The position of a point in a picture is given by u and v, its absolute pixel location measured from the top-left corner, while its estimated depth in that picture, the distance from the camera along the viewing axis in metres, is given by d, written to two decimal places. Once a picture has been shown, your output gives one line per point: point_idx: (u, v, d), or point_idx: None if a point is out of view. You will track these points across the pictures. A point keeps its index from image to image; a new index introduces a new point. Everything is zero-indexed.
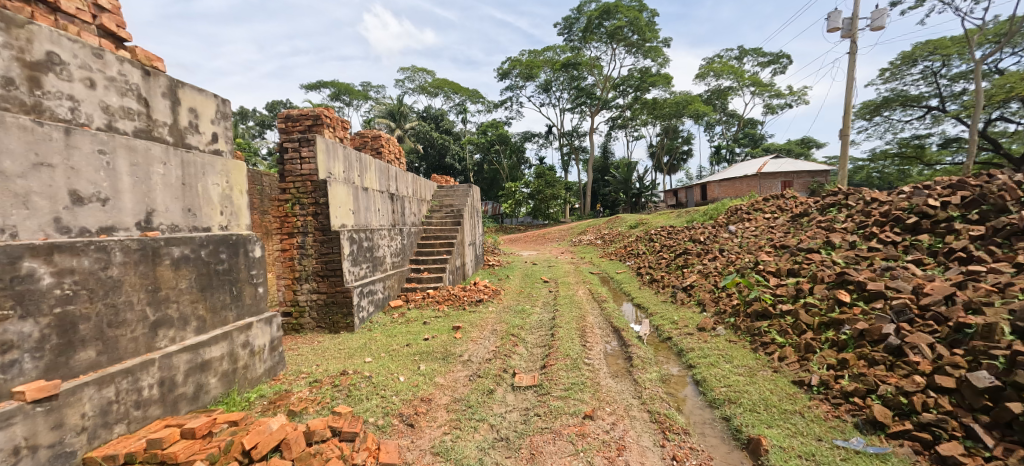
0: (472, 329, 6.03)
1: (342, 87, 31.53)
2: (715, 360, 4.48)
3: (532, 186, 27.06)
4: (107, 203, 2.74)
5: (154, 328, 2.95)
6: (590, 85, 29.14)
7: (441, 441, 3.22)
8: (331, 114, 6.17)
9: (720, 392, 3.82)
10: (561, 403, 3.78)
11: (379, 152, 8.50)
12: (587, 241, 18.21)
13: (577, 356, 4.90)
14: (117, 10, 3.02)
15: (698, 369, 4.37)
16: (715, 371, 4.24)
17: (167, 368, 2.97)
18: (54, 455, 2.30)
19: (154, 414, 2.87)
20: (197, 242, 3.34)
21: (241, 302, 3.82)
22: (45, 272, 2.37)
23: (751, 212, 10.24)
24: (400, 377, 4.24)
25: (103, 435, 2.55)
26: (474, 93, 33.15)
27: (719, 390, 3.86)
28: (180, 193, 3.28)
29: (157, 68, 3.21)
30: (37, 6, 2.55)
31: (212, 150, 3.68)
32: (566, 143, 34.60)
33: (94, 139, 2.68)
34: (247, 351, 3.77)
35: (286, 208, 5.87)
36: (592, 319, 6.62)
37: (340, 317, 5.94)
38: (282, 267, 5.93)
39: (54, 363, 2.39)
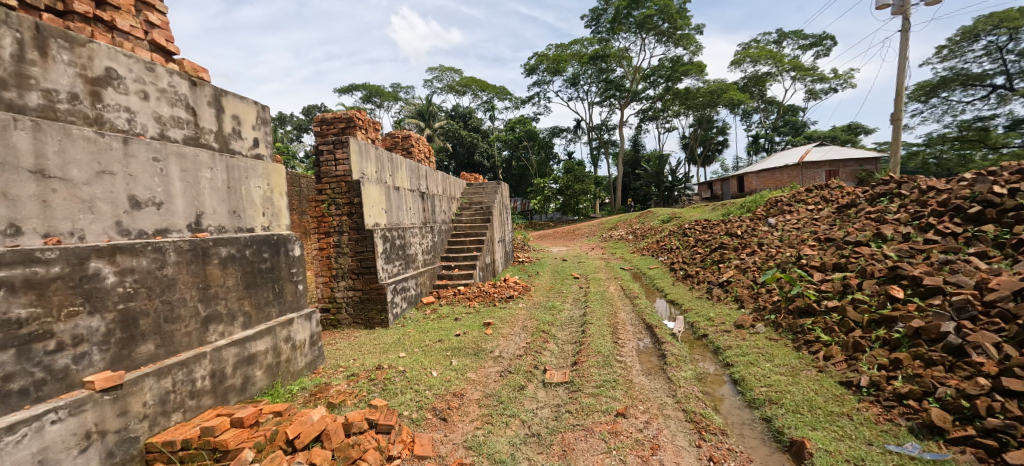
0: (503, 325, 6.08)
1: (373, 89, 32.33)
2: (754, 359, 4.33)
3: (561, 181, 26.91)
4: (162, 207, 2.92)
5: (204, 324, 3.14)
6: (619, 77, 28.63)
7: (474, 435, 3.27)
8: (363, 116, 6.34)
9: (760, 392, 3.70)
10: (593, 401, 3.76)
11: (410, 152, 8.67)
12: (618, 236, 17.94)
13: (609, 353, 4.85)
14: (165, 25, 3.20)
15: (736, 367, 4.25)
16: (755, 370, 4.10)
17: (217, 361, 3.15)
18: (120, 440, 2.48)
19: (207, 404, 3.05)
20: (242, 242, 3.52)
21: (282, 298, 4.00)
22: (110, 272, 2.54)
23: (792, 204, 9.81)
24: (433, 372, 4.33)
25: (162, 422, 2.73)
26: (501, 90, 33.23)
27: (759, 389, 3.74)
28: (225, 196, 3.46)
29: (202, 79, 3.39)
30: (96, 25, 2.73)
31: (254, 155, 3.86)
32: (595, 137, 34.16)
33: (149, 147, 2.86)
34: (289, 345, 3.95)
35: (323, 208, 6.08)
36: (624, 315, 6.54)
37: (375, 313, 6.11)
38: (320, 266, 6.16)
39: (119, 355, 2.57)
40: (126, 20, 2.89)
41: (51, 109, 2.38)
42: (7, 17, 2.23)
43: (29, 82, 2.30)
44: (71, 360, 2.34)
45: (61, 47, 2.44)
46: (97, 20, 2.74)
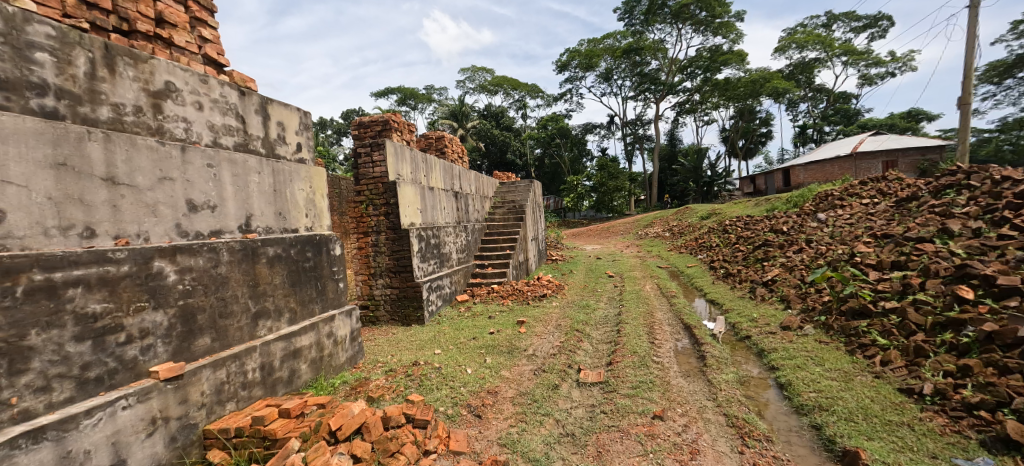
0: (536, 323, 6.10)
1: (407, 91, 33.05)
2: (802, 363, 4.15)
3: (594, 178, 26.60)
4: (215, 210, 3.12)
5: (254, 319, 3.33)
6: (654, 70, 27.98)
7: (508, 433, 3.31)
8: (399, 118, 6.51)
9: (809, 397, 3.54)
10: (629, 402, 3.71)
11: (443, 152, 8.83)
12: (653, 233, 17.55)
13: (645, 353, 4.77)
14: (216, 39, 3.42)
15: (783, 371, 4.08)
16: (803, 374, 3.93)
17: (266, 354, 3.34)
18: (181, 426, 2.68)
19: (257, 394, 3.25)
20: (287, 242, 3.72)
21: (324, 296, 4.18)
22: (171, 271, 2.74)
23: (844, 198, 9.28)
24: (468, 369, 4.41)
25: (218, 411, 2.92)
26: (533, 88, 33.17)
27: (808, 395, 3.58)
28: (272, 199, 3.66)
29: (249, 88, 3.59)
30: (156, 42, 2.95)
31: (298, 159, 4.05)
32: (630, 132, 33.52)
33: (203, 154, 3.06)
34: (331, 340, 4.14)
35: (361, 209, 6.30)
36: (662, 315, 6.40)
37: (411, 311, 6.27)
38: (359, 264, 6.38)
39: (180, 348, 2.78)
40: (181, 36, 3.11)
41: (119, 122, 2.58)
42: (81, 38, 2.42)
43: (100, 97, 2.49)
44: (139, 351, 2.54)
45: (127, 64, 2.64)
46: (157, 37, 2.96)
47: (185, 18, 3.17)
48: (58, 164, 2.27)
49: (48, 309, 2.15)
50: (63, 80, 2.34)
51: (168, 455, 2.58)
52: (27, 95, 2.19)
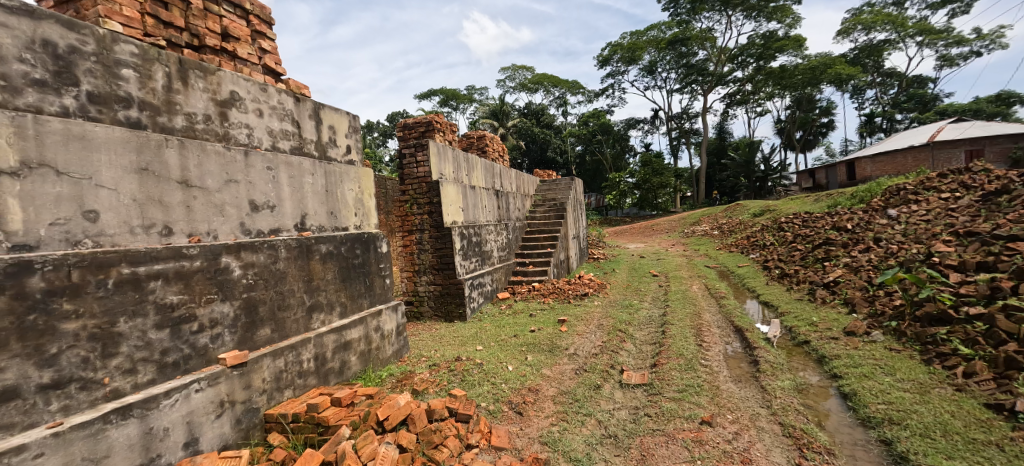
0: (578, 322, 6.06)
1: (449, 93, 33.70)
2: (869, 372, 3.88)
3: (637, 175, 25.99)
4: (274, 209, 3.35)
5: (308, 312, 3.55)
6: (702, 61, 26.91)
7: (549, 432, 3.32)
8: (442, 119, 6.66)
9: (877, 409, 3.31)
10: (675, 406, 3.63)
11: (485, 151, 8.95)
12: (701, 231, 16.92)
13: (693, 356, 4.63)
14: (274, 50, 3.65)
15: (846, 380, 3.83)
16: (870, 384, 3.68)
17: (320, 345, 3.55)
18: (246, 409, 2.90)
19: (312, 383, 3.46)
20: (338, 239, 3.93)
21: (372, 291, 4.37)
22: (236, 266, 2.97)
23: (919, 192, 8.53)
24: (509, 366, 4.47)
25: (277, 397, 3.13)
26: (574, 84, 32.84)
27: (876, 407, 3.34)
28: (324, 198, 3.87)
29: (304, 94, 3.81)
30: (222, 55, 3.19)
31: (347, 161, 4.26)
32: (675, 127, 32.45)
33: (263, 158, 3.28)
34: (379, 334, 4.33)
35: (406, 208, 6.50)
36: (711, 317, 6.17)
37: (453, 307, 6.41)
38: (404, 261, 6.59)
39: (244, 337, 3.01)
40: (244, 48, 3.35)
41: (191, 129, 2.81)
42: (160, 54, 2.65)
43: (175, 107, 2.72)
44: (209, 339, 2.77)
45: (197, 76, 2.88)
46: (223, 50, 3.21)
47: (248, 32, 3.42)
48: (141, 169, 2.49)
49: (134, 299, 2.37)
50: (145, 93, 2.57)
51: (234, 436, 2.81)
52: (115, 108, 2.42)
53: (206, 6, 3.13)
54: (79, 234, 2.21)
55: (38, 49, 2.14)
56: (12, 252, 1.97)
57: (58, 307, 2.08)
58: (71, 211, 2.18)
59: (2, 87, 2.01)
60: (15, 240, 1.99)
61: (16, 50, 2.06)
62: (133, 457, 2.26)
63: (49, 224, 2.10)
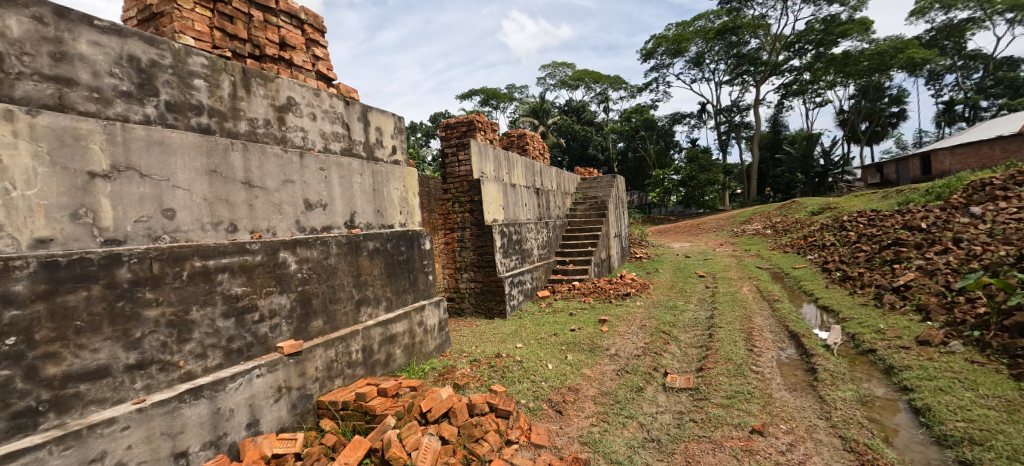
0: (619, 323, 5.99)
1: (490, 92, 33.99)
2: (945, 386, 3.58)
3: (683, 172, 25.13)
4: (326, 208, 3.54)
5: (357, 306, 3.73)
6: (754, 50, 25.60)
7: (589, 432, 3.31)
8: (483, 119, 6.77)
9: (955, 427, 3.05)
10: (722, 412, 3.50)
11: (525, 149, 9.00)
12: (752, 230, 16.12)
13: (743, 362, 4.44)
14: (327, 56, 3.86)
15: (919, 394, 3.55)
16: (946, 400, 3.39)
17: (367, 338, 3.72)
18: (301, 395, 3.09)
19: (360, 373, 3.63)
20: (384, 237, 4.10)
21: (416, 287, 4.52)
22: (292, 261, 3.17)
23: (1008, 188, 7.71)
24: (549, 364, 4.49)
25: (329, 385, 3.32)
26: (616, 80, 32.20)
27: (954, 425, 3.07)
28: (371, 197, 4.04)
29: (353, 98, 4.00)
30: (280, 63, 3.41)
31: (393, 161, 4.42)
32: (725, 121, 31.06)
33: (316, 159, 3.48)
34: (422, 329, 4.47)
35: (448, 206, 6.65)
36: (762, 321, 5.88)
37: (494, 304, 6.50)
38: (446, 259, 6.74)
39: (300, 328, 3.21)
40: (299, 56, 3.57)
41: (253, 134, 3.02)
42: (226, 64, 2.87)
43: (239, 113, 2.94)
44: (268, 329, 2.98)
45: (258, 83, 3.09)
46: (281, 59, 3.43)
47: (303, 40, 3.63)
48: (211, 171, 2.71)
49: (204, 290, 2.60)
50: (214, 101, 2.79)
51: (290, 419, 3.00)
52: (188, 115, 2.64)
53: (266, 17, 3.36)
54: (159, 230, 2.43)
55: (125, 64, 2.37)
56: (104, 246, 2.20)
57: (142, 296, 2.30)
58: (152, 210, 2.41)
59: (95, 99, 2.24)
60: (106, 235, 2.22)
61: (106, 66, 2.29)
62: (204, 435, 2.47)
63: (135, 221, 2.33)
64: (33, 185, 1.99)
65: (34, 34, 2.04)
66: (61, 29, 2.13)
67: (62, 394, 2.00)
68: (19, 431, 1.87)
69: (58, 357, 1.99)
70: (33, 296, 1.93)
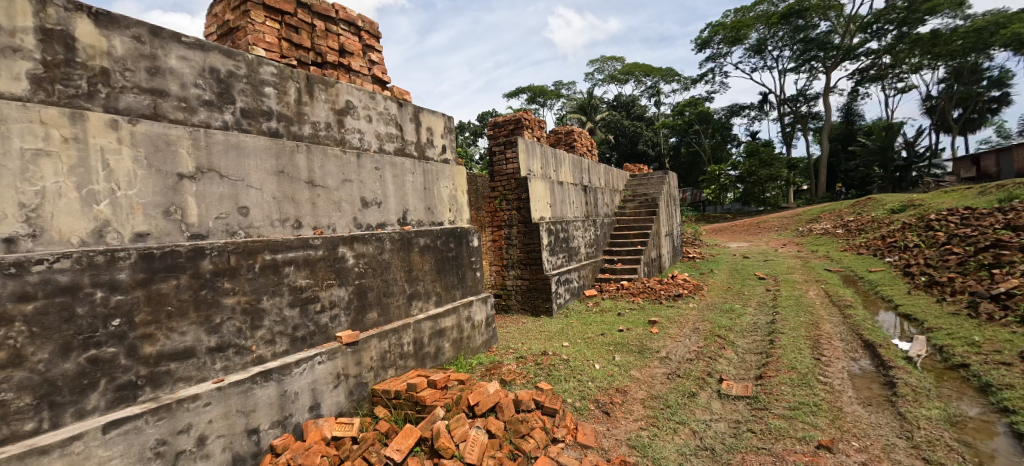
0: (670, 324, 5.82)
1: (537, 89, 33.94)
2: None
3: (741, 167, 23.79)
4: (381, 205, 3.72)
5: (409, 300, 3.89)
6: (824, 33, 23.74)
7: (638, 436, 3.26)
8: (531, 116, 6.80)
9: None
10: (785, 424, 3.32)
11: (573, 146, 8.93)
12: (820, 230, 14.98)
13: (809, 372, 4.17)
14: (382, 61, 4.04)
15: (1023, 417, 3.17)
16: None
17: (418, 331, 3.87)
18: (357, 383, 3.28)
19: (411, 364, 3.79)
20: (434, 233, 4.24)
21: (464, 283, 4.64)
22: (350, 255, 3.36)
23: None
24: (596, 364, 4.46)
25: (382, 374, 3.49)
26: (669, 72, 31.06)
27: None
28: (423, 195, 4.19)
29: (406, 99, 4.16)
30: (340, 69, 3.61)
31: (443, 160, 4.55)
32: (789, 112, 29.06)
33: (372, 159, 3.67)
34: (470, 324, 4.57)
35: (495, 204, 6.73)
36: (831, 328, 5.47)
37: (541, 302, 6.52)
38: (493, 256, 6.84)
39: (356, 319, 3.39)
40: (356, 61, 3.76)
41: (316, 136, 3.23)
42: (292, 72, 3.09)
43: (304, 117, 3.15)
44: (329, 319, 3.18)
45: (320, 89, 3.30)
46: (340, 65, 3.63)
47: (360, 46, 3.82)
48: (279, 171, 2.93)
49: (273, 281, 2.82)
50: (282, 107, 3.01)
51: (348, 405, 3.19)
52: (260, 120, 2.87)
53: (327, 26, 3.57)
54: (235, 226, 2.67)
55: (207, 75, 2.61)
56: (190, 240, 2.44)
57: (222, 285, 2.54)
58: (229, 208, 2.64)
59: (183, 108, 2.48)
60: (192, 230, 2.47)
61: (192, 78, 2.54)
62: (273, 414, 2.69)
63: (215, 218, 2.57)
64: (133, 185, 2.25)
65: (134, 51, 2.30)
66: (155, 46, 2.38)
67: (156, 371, 2.25)
68: (122, 402, 2.12)
69: (153, 338, 2.25)
70: (134, 283, 2.19)
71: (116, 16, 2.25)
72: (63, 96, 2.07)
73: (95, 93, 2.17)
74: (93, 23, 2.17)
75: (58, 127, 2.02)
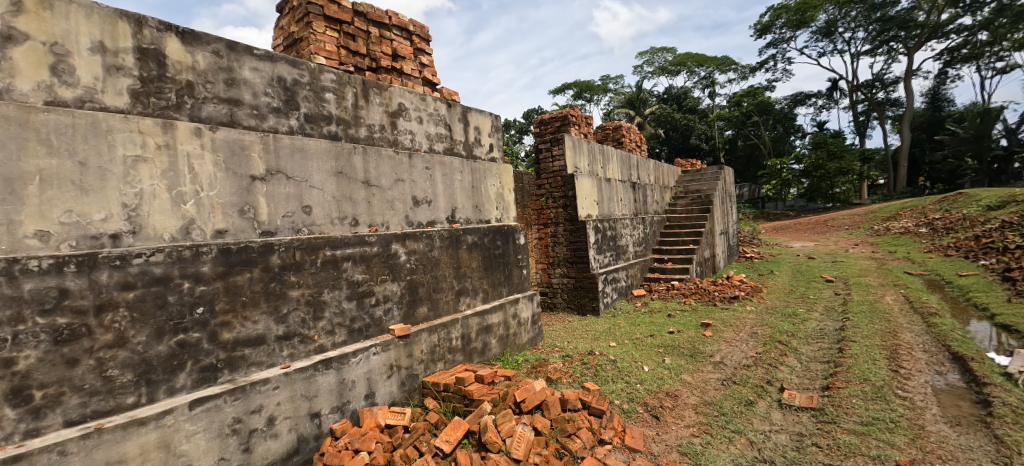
0: (725, 328, 5.58)
1: (584, 85, 33.48)
2: None
3: (806, 160, 22.20)
4: (431, 204, 3.85)
5: (457, 295, 3.99)
6: (905, 11, 21.61)
7: (690, 443, 3.16)
8: (578, 113, 6.73)
9: None
10: (855, 440, 3.09)
11: (621, 142, 8.74)
12: (899, 229, 13.69)
13: (885, 385, 3.84)
14: (432, 63, 4.16)
15: None
16: None
17: (466, 326, 3.97)
18: (408, 374, 3.42)
19: (459, 359, 3.90)
20: (482, 231, 4.33)
21: (511, 281, 4.69)
22: (402, 252, 3.51)
23: None
24: (644, 367, 4.37)
25: (432, 367, 3.62)
26: (725, 61, 29.56)
27: None
28: (470, 194, 4.28)
29: (454, 100, 4.27)
30: (393, 73, 3.77)
31: (490, 158, 4.62)
32: (862, 99, 26.74)
33: (422, 159, 3.80)
34: (516, 321, 4.63)
35: (541, 202, 6.74)
36: (912, 338, 5.01)
37: (587, 301, 6.46)
38: (539, 254, 6.87)
39: (408, 313, 3.54)
40: (409, 65, 3.91)
41: (371, 138, 3.39)
42: (350, 78, 3.27)
43: (360, 120, 3.32)
44: (383, 312, 3.34)
45: (375, 93, 3.46)
46: (393, 69, 3.79)
47: (411, 50, 3.97)
48: (338, 172, 3.12)
49: (334, 276, 3.01)
50: (341, 111, 3.19)
51: (400, 395, 3.34)
52: (322, 124, 3.06)
53: (381, 33, 3.73)
54: (300, 224, 2.87)
55: (276, 84, 2.82)
56: (261, 236, 2.66)
57: (288, 279, 2.75)
58: (295, 207, 2.85)
59: (255, 115, 2.70)
60: (263, 228, 2.68)
61: (263, 87, 2.75)
62: (333, 400, 2.87)
63: (283, 216, 2.78)
64: (213, 187, 2.48)
65: (213, 65, 2.53)
66: (232, 60, 2.61)
67: (233, 356, 2.48)
68: (205, 382, 2.35)
69: (230, 325, 2.47)
70: (215, 275, 2.42)
71: (199, 34, 2.48)
72: (156, 107, 2.31)
73: (182, 104, 2.40)
74: (180, 40, 2.41)
75: (152, 136, 2.26)
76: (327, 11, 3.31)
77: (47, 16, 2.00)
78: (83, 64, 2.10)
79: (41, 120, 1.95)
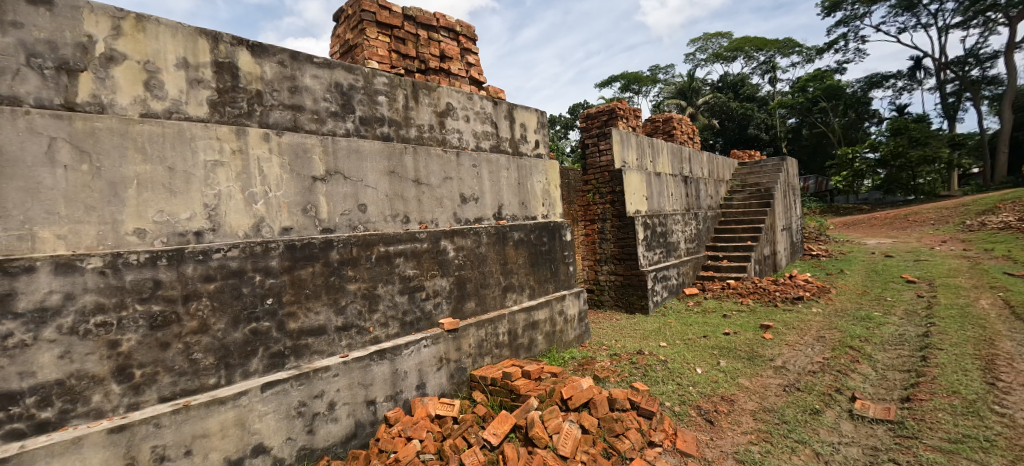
0: (787, 331, 5.26)
1: (631, 76, 32.65)
2: None
3: (883, 149, 20.29)
4: (478, 201, 3.93)
5: (504, 291, 4.06)
6: None
7: (748, 450, 3.02)
8: (625, 105, 6.60)
9: None
10: (941, 459, 2.82)
11: (672, 134, 8.45)
12: (998, 224, 12.17)
13: (978, 399, 3.47)
14: (478, 62, 4.24)
15: None
16: None
17: (513, 322, 4.03)
18: (457, 367, 3.52)
19: (506, 353, 3.96)
20: (528, 227, 4.36)
21: (557, 277, 4.69)
22: (451, 248, 3.62)
23: None
24: (697, 368, 4.23)
25: (480, 361, 3.71)
26: (787, 44, 27.68)
27: None
28: (517, 191, 4.33)
29: (500, 97, 4.32)
30: (441, 74, 3.88)
31: (536, 155, 4.64)
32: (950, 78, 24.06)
33: (470, 158, 3.89)
34: (563, 317, 4.63)
35: (588, 198, 6.68)
36: (1012, 347, 4.46)
37: (636, 299, 6.32)
38: (586, 251, 6.81)
39: (457, 307, 3.64)
40: (456, 65, 4.00)
41: (421, 138, 3.52)
42: (401, 81, 3.40)
43: (411, 121, 3.45)
44: (433, 306, 3.46)
45: (424, 94, 3.58)
46: (441, 70, 3.89)
47: (458, 51, 4.06)
48: (391, 172, 3.26)
49: (387, 271, 3.15)
50: (393, 112, 3.33)
51: (449, 386, 3.45)
52: (375, 126, 3.21)
53: (429, 35, 3.85)
54: (357, 222, 3.03)
55: (334, 90, 2.99)
56: (322, 234, 2.84)
57: (347, 273, 2.92)
58: (352, 205, 3.01)
59: (316, 119, 2.88)
60: (324, 225, 2.86)
61: (322, 93, 2.93)
62: (387, 389, 3.02)
63: (341, 214, 2.95)
64: (280, 187, 2.68)
65: (279, 74, 2.73)
66: (295, 69, 2.80)
67: (298, 344, 2.67)
68: (275, 367, 2.56)
69: (295, 315, 2.66)
70: (282, 269, 2.62)
71: (267, 46, 2.68)
72: (231, 116, 2.52)
73: (252, 112, 2.61)
74: (251, 53, 2.62)
75: (229, 141, 2.48)
76: (379, 17, 3.46)
77: (141, 37, 2.25)
78: (170, 79, 2.34)
79: (138, 130, 2.19)
